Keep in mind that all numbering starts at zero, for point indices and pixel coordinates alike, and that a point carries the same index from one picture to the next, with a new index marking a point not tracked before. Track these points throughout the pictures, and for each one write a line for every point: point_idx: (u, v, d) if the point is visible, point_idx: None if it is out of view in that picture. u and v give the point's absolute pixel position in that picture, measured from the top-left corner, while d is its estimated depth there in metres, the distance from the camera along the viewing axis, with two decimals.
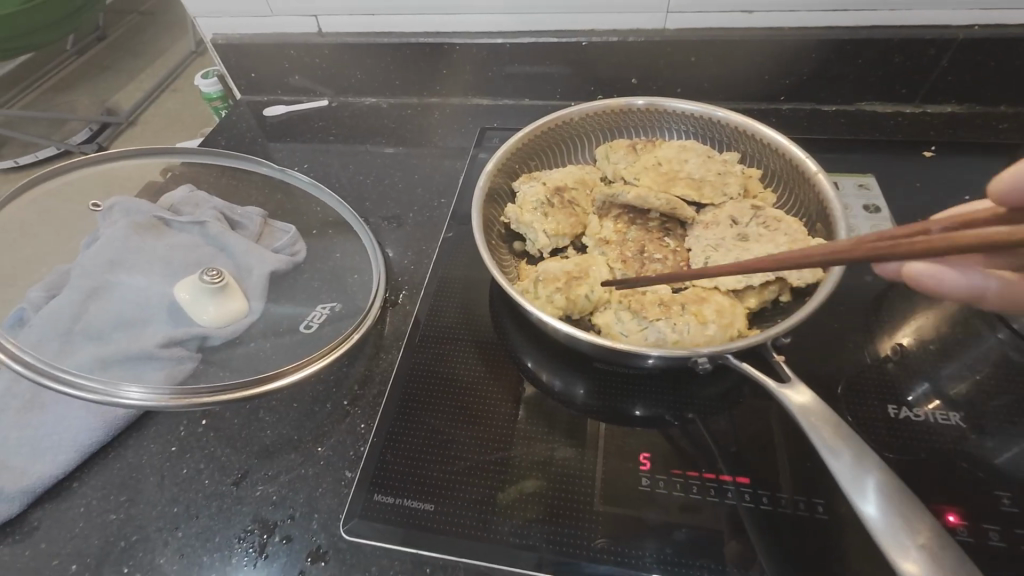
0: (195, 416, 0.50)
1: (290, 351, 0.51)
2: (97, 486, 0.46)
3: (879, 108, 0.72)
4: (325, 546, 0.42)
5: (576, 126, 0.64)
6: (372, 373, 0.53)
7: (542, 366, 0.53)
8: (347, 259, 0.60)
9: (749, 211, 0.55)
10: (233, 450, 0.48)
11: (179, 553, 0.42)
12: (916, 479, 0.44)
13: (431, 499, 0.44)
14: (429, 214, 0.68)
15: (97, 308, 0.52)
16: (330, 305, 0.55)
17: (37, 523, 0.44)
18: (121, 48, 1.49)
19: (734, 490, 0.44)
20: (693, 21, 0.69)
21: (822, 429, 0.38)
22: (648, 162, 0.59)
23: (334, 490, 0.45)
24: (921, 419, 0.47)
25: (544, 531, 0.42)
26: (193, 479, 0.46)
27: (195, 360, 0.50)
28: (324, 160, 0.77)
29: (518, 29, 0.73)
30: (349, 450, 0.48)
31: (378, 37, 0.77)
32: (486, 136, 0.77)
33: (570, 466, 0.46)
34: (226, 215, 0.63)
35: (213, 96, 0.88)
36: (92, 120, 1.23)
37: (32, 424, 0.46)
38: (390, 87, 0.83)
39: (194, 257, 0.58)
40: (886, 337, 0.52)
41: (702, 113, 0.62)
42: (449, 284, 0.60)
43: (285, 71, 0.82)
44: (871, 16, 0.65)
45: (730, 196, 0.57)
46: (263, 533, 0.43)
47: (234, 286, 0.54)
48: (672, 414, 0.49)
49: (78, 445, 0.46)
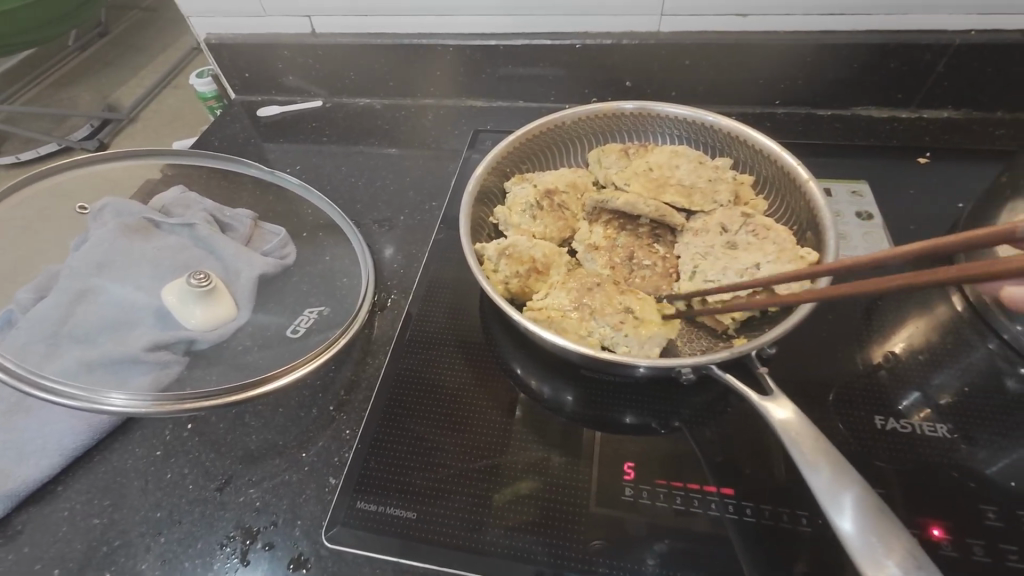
0: (182, 420, 0.50)
1: (277, 356, 0.51)
2: (81, 489, 0.46)
3: (875, 113, 0.71)
4: (307, 553, 0.42)
5: (569, 130, 0.63)
6: (359, 379, 0.53)
7: (529, 372, 0.53)
8: (337, 263, 0.60)
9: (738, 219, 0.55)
10: (218, 454, 0.48)
11: (161, 559, 0.42)
12: (903, 491, 0.44)
13: (414, 508, 0.44)
14: (421, 217, 0.68)
15: (84, 311, 0.52)
16: (318, 309, 0.55)
17: (20, 527, 0.44)
18: (121, 43, 1.49)
19: (717, 501, 0.43)
20: (687, 24, 0.68)
21: (802, 444, 0.38)
22: (639, 168, 0.59)
23: (317, 496, 0.45)
24: (909, 430, 0.46)
25: (527, 541, 0.42)
26: (177, 484, 0.46)
27: (181, 364, 0.50)
28: (316, 161, 0.77)
29: (512, 30, 0.73)
30: (333, 456, 0.48)
31: (371, 38, 0.76)
32: (480, 139, 0.77)
33: (556, 475, 0.46)
34: (216, 217, 0.63)
35: (207, 95, 0.88)
36: (91, 117, 1.23)
37: (17, 428, 0.46)
38: (384, 88, 0.82)
39: (182, 260, 0.58)
40: (877, 346, 0.52)
41: (693, 118, 0.61)
42: (438, 289, 0.60)
43: (279, 70, 0.82)
44: (868, 20, 0.64)
45: (722, 203, 0.57)
46: (245, 540, 0.43)
47: (222, 290, 0.54)
48: (658, 422, 0.48)
49: (63, 449, 0.46)
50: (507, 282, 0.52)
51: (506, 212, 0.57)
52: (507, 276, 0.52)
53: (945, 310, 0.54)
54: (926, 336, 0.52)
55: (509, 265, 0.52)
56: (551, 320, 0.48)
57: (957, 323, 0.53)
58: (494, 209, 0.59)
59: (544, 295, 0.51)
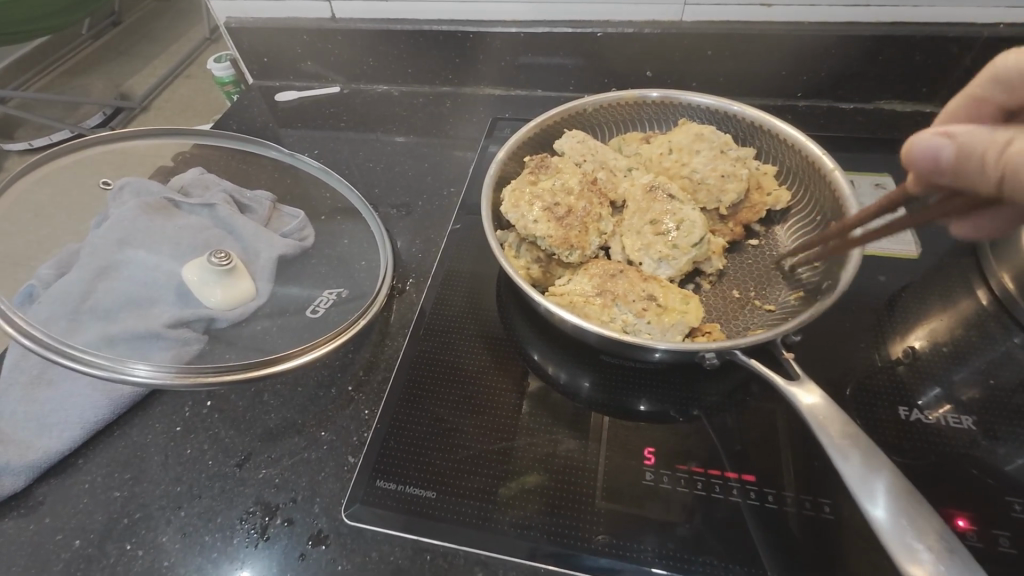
0: (201, 397, 0.50)
1: (296, 335, 0.51)
2: (101, 463, 0.46)
3: (898, 107, 0.71)
4: (327, 530, 0.42)
5: (589, 117, 0.63)
6: (377, 361, 0.53)
7: (547, 357, 0.53)
8: (355, 246, 0.60)
9: (745, 231, 0.58)
10: (238, 432, 0.48)
11: (181, 532, 0.42)
12: (925, 481, 0.43)
13: (433, 487, 0.44)
14: (438, 203, 0.68)
15: (106, 286, 0.52)
16: (336, 291, 0.55)
17: (41, 498, 0.44)
18: (136, 33, 1.49)
19: (738, 487, 0.43)
20: (711, 13, 0.68)
21: (832, 432, 0.37)
22: (658, 151, 0.59)
23: (336, 475, 0.45)
24: (932, 422, 0.46)
25: (545, 523, 0.42)
26: (197, 460, 0.46)
27: (202, 341, 0.50)
28: (334, 146, 0.77)
29: (533, 18, 0.72)
30: (352, 436, 0.48)
31: (390, 24, 0.76)
32: (498, 127, 0.77)
33: (574, 459, 0.45)
34: (235, 199, 0.63)
35: (225, 80, 0.88)
36: (106, 104, 1.24)
37: (40, 399, 0.46)
38: (402, 75, 0.82)
39: (203, 238, 0.58)
40: (899, 339, 0.51)
41: (718, 107, 0.61)
42: (456, 274, 0.60)
43: (298, 56, 0.82)
44: (895, 12, 0.64)
45: (726, 201, 0.56)
46: (265, 516, 0.43)
47: (242, 269, 0.54)
48: (678, 410, 0.48)
49: (84, 422, 0.46)
50: (529, 267, 0.54)
51: (533, 184, 0.55)
52: (528, 262, 0.54)
53: (970, 304, 0.53)
54: (949, 329, 0.52)
55: (530, 252, 0.54)
56: (574, 304, 0.48)
57: (982, 317, 0.52)
58: (514, 180, 0.57)
59: (566, 281, 0.51)
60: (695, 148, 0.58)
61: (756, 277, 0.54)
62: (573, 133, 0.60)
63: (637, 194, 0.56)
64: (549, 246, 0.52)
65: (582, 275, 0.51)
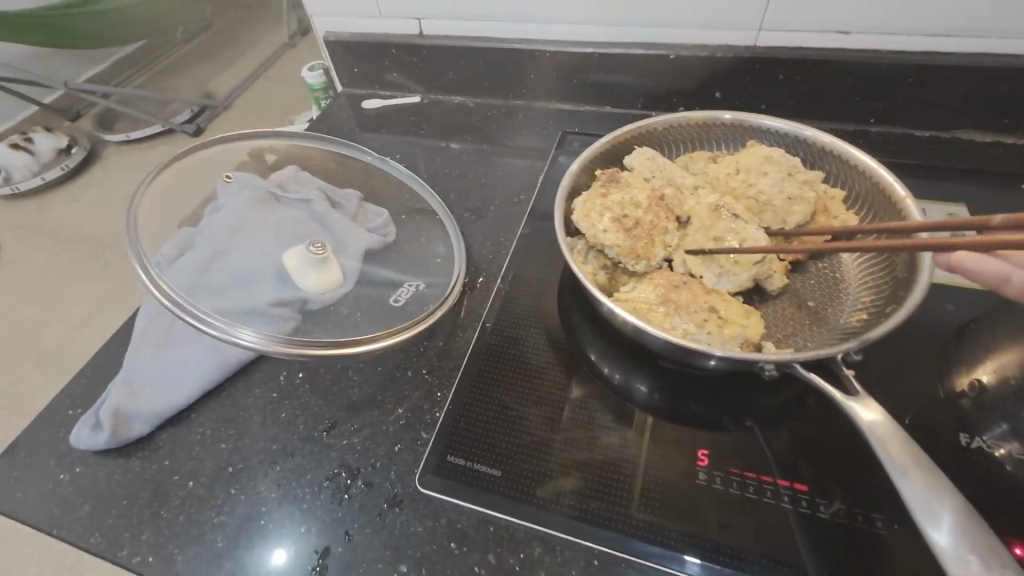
0: (294, 369, 0.57)
1: (379, 320, 0.56)
2: (210, 418, 0.53)
3: (977, 137, 0.70)
4: (402, 495, 0.47)
5: (659, 135, 0.66)
6: (450, 349, 0.58)
7: (606, 358, 0.56)
8: (433, 244, 0.65)
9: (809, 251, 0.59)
10: (326, 402, 0.54)
11: (277, 484, 0.48)
12: (984, 509, 0.44)
13: (498, 466, 0.48)
14: (509, 209, 0.73)
15: (220, 264, 0.59)
16: (416, 283, 0.61)
17: (161, 444, 0.52)
18: (228, 39, 1.63)
19: (790, 494, 0.45)
20: (784, 39, 0.69)
21: (891, 448, 0.38)
22: (725, 170, 0.61)
23: (411, 447, 0.50)
24: (995, 451, 0.46)
25: (601, 509, 0.45)
26: (290, 423, 0.52)
27: (297, 320, 0.56)
28: (413, 152, 0.83)
29: (608, 39, 0.76)
30: (426, 414, 0.53)
31: (472, 41, 0.82)
32: (567, 140, 0.81)
33: (629, 453, 0.48)
34: (328, 196, 0.71)
35: (315, 87, 0.97)
36: (194, 102, 1.34)
37: (165, 359, 0.53)
38: (478, 88, 0.88)
39: (301, 230, 0.65)
40: (964, 369, 0.51)
41: (789, 130, 0.63)
42: (524, 275, 0.64)
43: (384, 68, 0.89)
44: (979, 43, 0.63)
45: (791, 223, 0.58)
46: (348, 477, 0.48)
47: (331, 260, 0.60)
48: (732, 418, 0.50)
49: (200, 382, 0.53)
50: (596, 273, 0.57)
51: (604, 197, 0.58)
52: (595, 268, 0.57)
53: None
54: None
55: (597, 259, 0.57)
56: (638, 310, 0.51)
57: None
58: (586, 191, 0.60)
59: (631, 288, 0.54)
60: (762, 170, 0.60)
61: (819, 298, 0.55)
62: (642, 150, 0.63)
63: (704, 211, 0.58)
64: (617, 255, 0.55)
65: (647, 285, 0.54)
